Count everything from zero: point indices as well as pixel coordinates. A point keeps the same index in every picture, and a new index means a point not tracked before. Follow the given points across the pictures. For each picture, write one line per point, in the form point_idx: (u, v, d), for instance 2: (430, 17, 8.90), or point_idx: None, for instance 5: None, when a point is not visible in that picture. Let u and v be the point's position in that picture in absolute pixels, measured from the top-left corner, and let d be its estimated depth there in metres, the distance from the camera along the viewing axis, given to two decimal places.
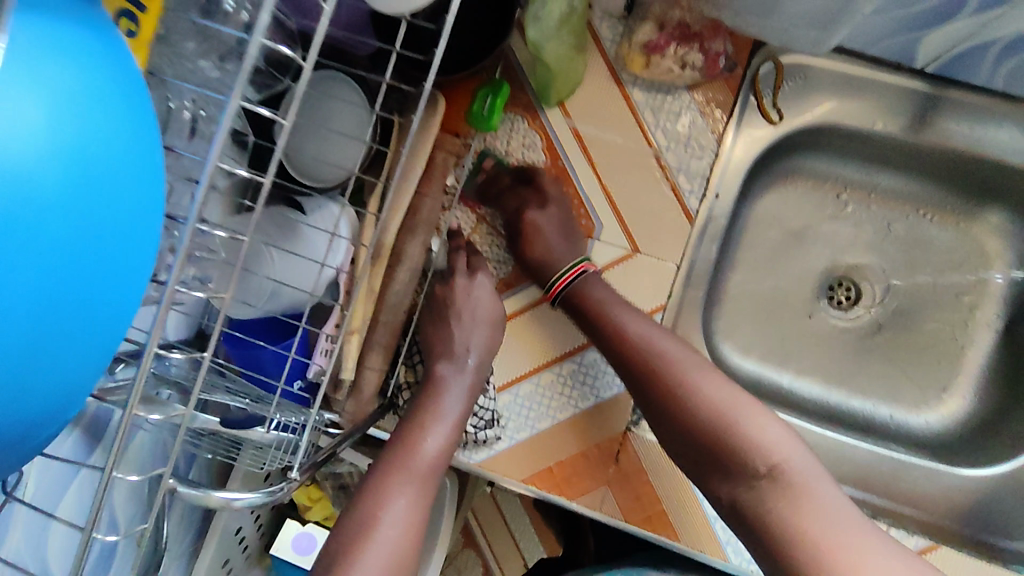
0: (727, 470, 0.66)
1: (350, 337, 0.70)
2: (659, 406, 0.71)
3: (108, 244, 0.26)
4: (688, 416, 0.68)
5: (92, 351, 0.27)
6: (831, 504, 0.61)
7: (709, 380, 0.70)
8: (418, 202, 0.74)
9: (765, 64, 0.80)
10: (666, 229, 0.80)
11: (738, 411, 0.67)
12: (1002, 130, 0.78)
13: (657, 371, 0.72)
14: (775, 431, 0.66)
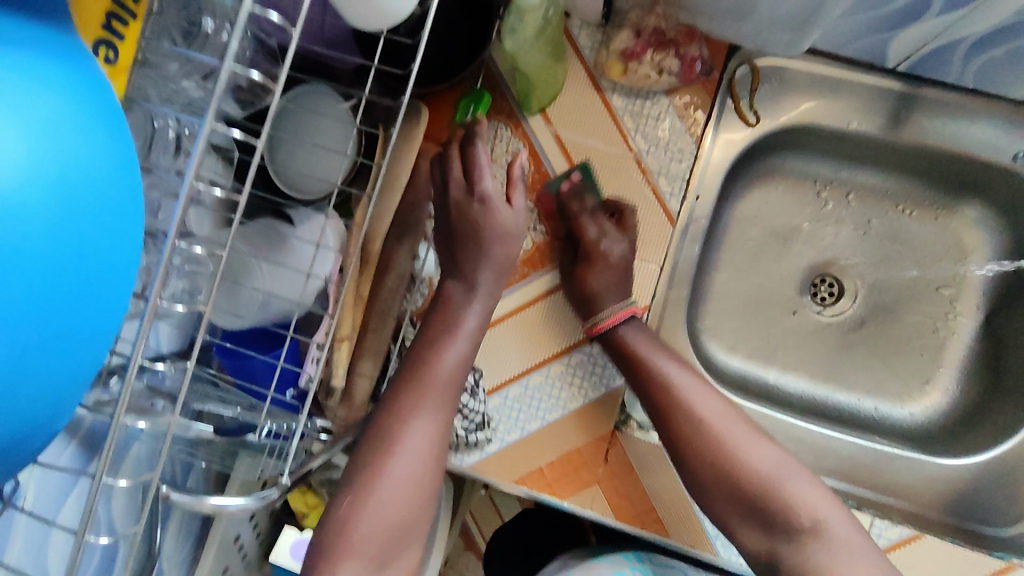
0: (765, 522, 0.68)
1: (340, 345, 0.72)
2: (689, 455, 0.72)
3: (92, 263, 0.28)
4: (727, 467, 0.70)
5: (80, 364, 0.29)
6: (858, 554, 0.64)
7: (747, 434, 0.72)
8: (404, 212, 0.77)
9: (741, 67, 0.81)
10: (649, 231, 0.81)
11: (779, 467, 0.70)
12: (975, 126, 0.80)
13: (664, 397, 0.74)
14: (812, 486, 0.69)
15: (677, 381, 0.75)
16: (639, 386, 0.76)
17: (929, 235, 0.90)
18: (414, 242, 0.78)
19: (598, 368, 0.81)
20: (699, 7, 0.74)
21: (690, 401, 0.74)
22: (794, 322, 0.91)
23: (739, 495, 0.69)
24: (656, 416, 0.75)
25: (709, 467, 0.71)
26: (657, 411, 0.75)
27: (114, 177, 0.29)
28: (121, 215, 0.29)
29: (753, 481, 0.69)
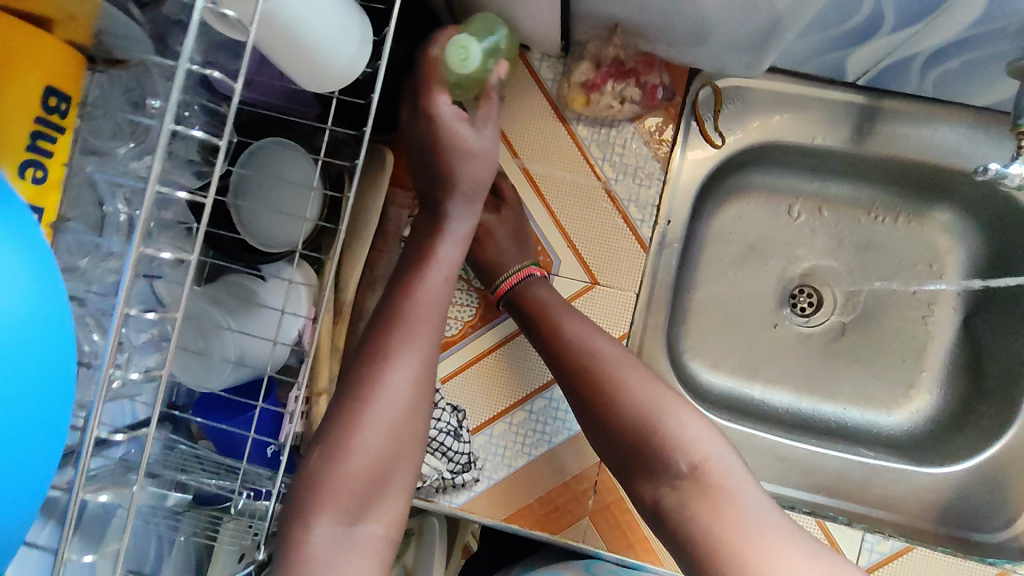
0: (647, 463, 0.65)
1: (318, 398, 0.71)
2: (577, 398, 0.70)
3: (29, 377, 0.29)
4: (611, 407, 0.67)
5: (25, 479, 0.30)
6: (742, 504, 0.61)
7: (628, 371, 0.68)
8: (377, 259, 0.77)
9: (704, 89, 0.82)
10: (623, 258, 0.81)
11: (658, 405, 0.66)
12: (938, 132, 0.80)
13: (580, 352, 0.70)
14: (698, 426, 0.66)
15: (566, 322, 0.72)
16: (531, 331, 0.74)
17: (904, 241, 0.90)
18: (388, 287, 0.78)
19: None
20: (657, 34, 0.74)
21: (581, 342, 0.71)
22: (775, 335, 0.91)
23: (621, 434, 0.66)
24: (548, 361, 0.72)
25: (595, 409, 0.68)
26: (549, 354, 0.72)
27: (46, 291, 0.30)
28: (56, 326, 0.30)
29: (633, 422, 0.66)
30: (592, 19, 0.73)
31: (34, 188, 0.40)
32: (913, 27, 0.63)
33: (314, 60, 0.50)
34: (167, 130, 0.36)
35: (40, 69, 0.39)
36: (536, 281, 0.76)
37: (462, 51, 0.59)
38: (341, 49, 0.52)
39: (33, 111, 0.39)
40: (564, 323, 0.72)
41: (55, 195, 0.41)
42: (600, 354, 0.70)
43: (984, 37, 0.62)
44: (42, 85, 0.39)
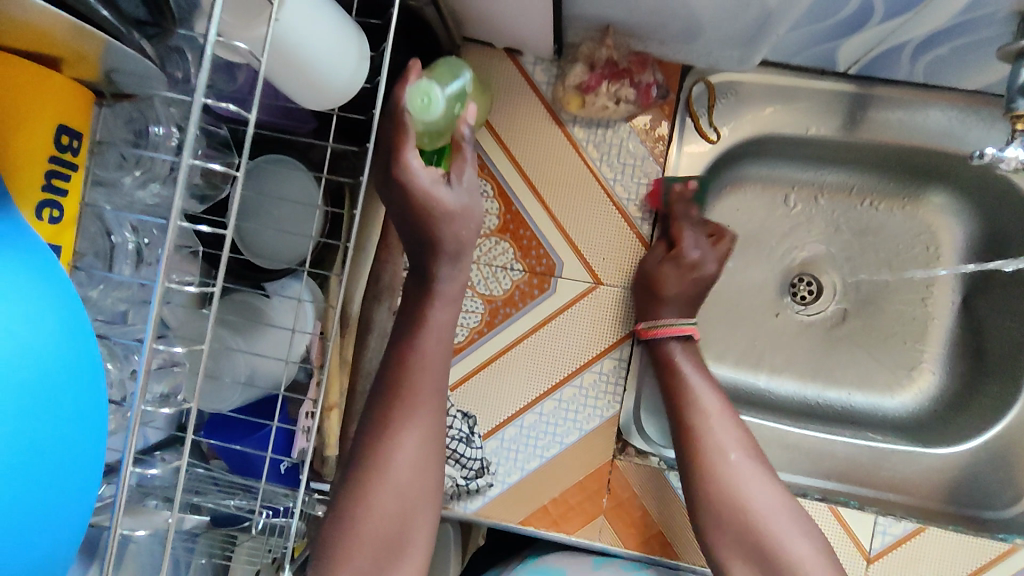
0: (757, 561, 0.69)
1: (329, 413, 0.71)
2: (697, 478, 0.73)
3: (67, 416, 0.29)
4: (736, 502, 0.71)
5: (67, 516, 0.30)
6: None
7: (759, 477, 0.72)
8: (380, 269, 0.77)
9: (697, 85, 0.83)
10: (626, 256, 0.83)
11: (783, 517, 0.70)
12: (929, 116, 0.81)
13: (714, 437, 0.74)
14: (818, 546, 0.69)
15: (708, 405, 0.76)
16: (669, 398, 0.78)
17: (899, 224, 0.91)
18: (393, 298, 0.78)
19: (611, 389, 0.82)
20: (648, 33, 0.74)
21: (715, 428, 0.75)
22: (778, 325, 0.92)
23: (740, 526, 0.70)
24: (677, 435, 0.76)
25: (716, 495, 0.72)
26: (677, 428, 0.76)
27: (69, 321, 0.30)
28: (86, 364, 0.31)
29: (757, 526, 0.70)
30: (583, 21, 0.74)
31: (52, 228, 0.40)
32: (903, 16, 0.63)
33: (314, 80, 0.51)
34: (188, 168, 0.35)
35: (49, 110, 0.38)
36: (691, 346, 0.80)
37: (423, 98, 0.56)
38: (341, 67, 0.52)
39: (47, 152, 0.39)
40: (708, 408, 0.76)
41: (71, 233, 0.42)
42: (732, 445, 0.74)
43: (972, 24, 0.62)
44: (54, 124, 0.39)
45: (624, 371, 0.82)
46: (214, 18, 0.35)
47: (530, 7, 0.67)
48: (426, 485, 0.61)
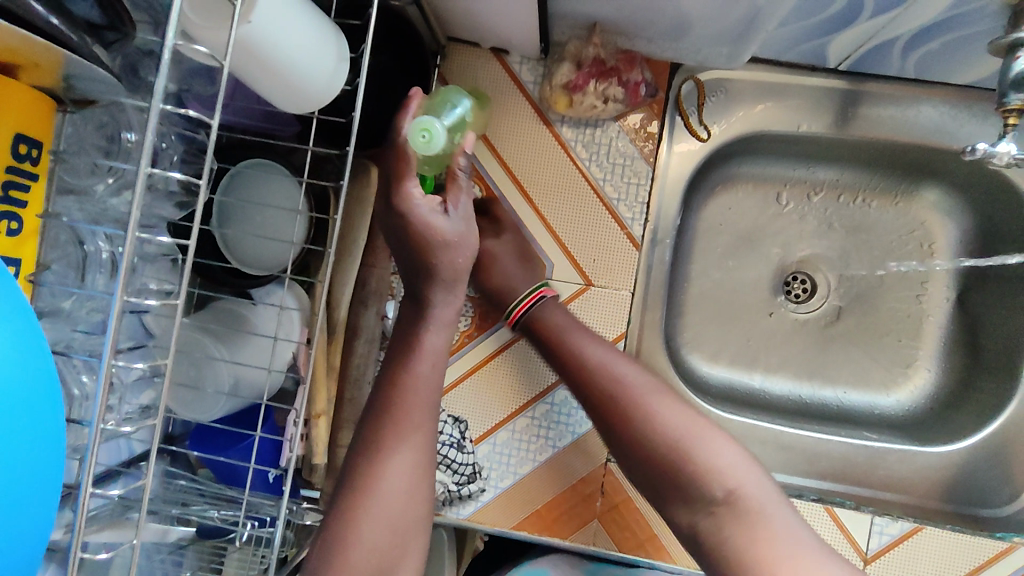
0: (681, 491, 0.65)
1: (318, 421, 0.70)
2: (607, 425, 0.70)
3: (20, 433, 0.28)
4: (639, 431, 0.68)
5: (24, 537, 0.29)
6: (776, 525, 0.61)
7: (664, 408, 0.69)
8: (367, 274, 0.76)
9: (687, 83, 0.82)
10: (617, 257, 0.82)
11: (695, 437, 0.66)
12: (921, 112, 0.80)
13: (602, 380, 0.71)
14: (736, 457, 0.65)
15: (595, 358, 0.72)
16: (557, 365, 0.74)
17: (892, 221, 0.90)
18: (380, 303, 0.77)
19: (543, 430, 0.80)
20: (636, 31, 0.73)
21: (606, 369, 0.72)
22: (771, 324, 0.91)
23: (657, 461, 0.66)
24: (578, 393, 0.73)
25: (630, 437, 0.68)
26: (575, 384, 0.73)
27: (27, 345, 0.29)
28: (44, 380, 0.29)
29: (669, 451, 0.66)
30: (570, 19, 0.73)
31: (9, 241, 0.40)
32: (895, 9, 0.62)
33: (291, 82, 0.49)
34: (145, 177, 0.34)
35: (6, 120, 0.38)
36: (551, 305, 0.77)
37: (425, 135, 0.54)
38: (318, 69, 0.51)
39: (3, 162, 0.38)
40: (589, 354, 0.72)
41: (32, 244, 0.41)
42: (627, 383, 0.71)
43: (965, 17, 0.61)
44: (10, 133, 0.38)
45: None
46: (176, 21, 0.33)
47: (514, 6, 0.66)
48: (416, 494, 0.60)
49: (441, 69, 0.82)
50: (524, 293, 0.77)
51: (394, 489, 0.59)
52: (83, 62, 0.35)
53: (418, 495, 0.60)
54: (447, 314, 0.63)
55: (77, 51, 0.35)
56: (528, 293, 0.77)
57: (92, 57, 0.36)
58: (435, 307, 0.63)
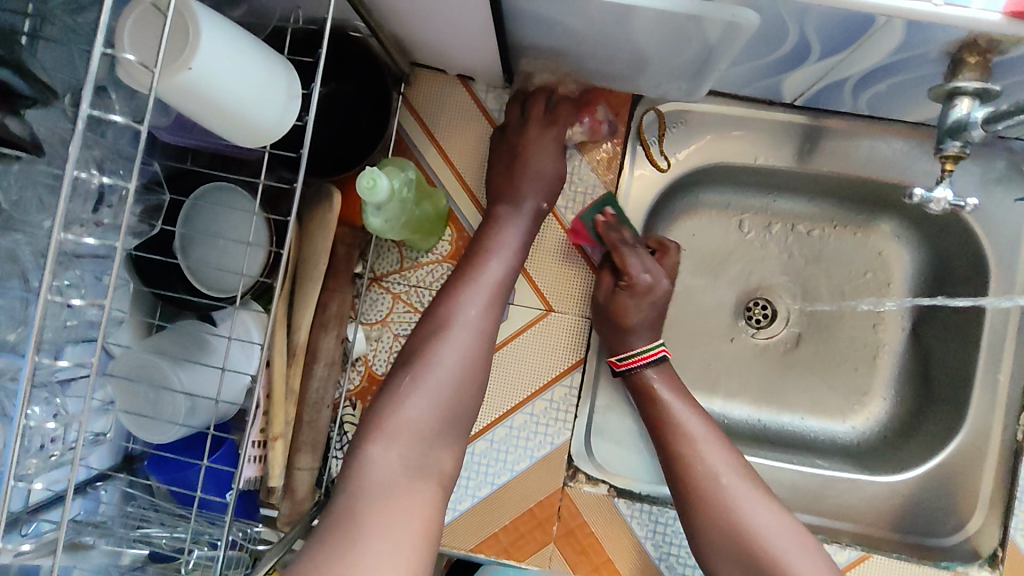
0: None
1: (275, 443, 0.73)
2: (685, 492, 0.71)
3: None
4: (730, 515, 0.68)
5: None
6: None
7: (755, 496, 0.69)
8: (327, 298, 0.77)
9: (648, 114, 0.84)
10: (577, 285, 0.83)
11: (781, 535, 0.66)
12: (873, 146, 0.83)
13: (697, 450, 0.72)
14: (816, 561, 0.65)
15: (695, 432, 0.74)
16: (653, 427, 0.76)
17: (850, 251, 0.91)
18: (340, 327, 0.78)
19: (561, 414, 0.82)
20: (596, 66, 0.76)
21: (700, 444, 0.73)
22: (732, 349, 0.92)
23: (735, 542, 0.67)
24: (664, 455, 0.75)
25: (709, 511, 0.69)
26: (665, 447, 0.74)
27: None
28: None
29: (753, 540, 0.66)
30: (532, 53, 0.75)
31: None
32: (839, 53, 0.64)
33: (230, 112, 0.49)
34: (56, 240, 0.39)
35: None
36: (666, 368, 0.79)
37: (373, 211, 0.63)
38: (264, 107, 0.51)
39: None
40: (689, 424, 0.74)
41: None
42: (721, 463, 0.71)
43: (905, 63, 0.63)
44: None
45: (574, 399, 0.82)
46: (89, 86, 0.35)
47: (473, 37, 0.68)
48: (470, 374, 0.67)
49: (408, 94, 0.83)
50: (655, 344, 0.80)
51: (458, 342, 0.67)
52: None
53: (472, 356, 0.67)
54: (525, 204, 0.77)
55: None
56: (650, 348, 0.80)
57: None
58: (523, 206, 0.77)
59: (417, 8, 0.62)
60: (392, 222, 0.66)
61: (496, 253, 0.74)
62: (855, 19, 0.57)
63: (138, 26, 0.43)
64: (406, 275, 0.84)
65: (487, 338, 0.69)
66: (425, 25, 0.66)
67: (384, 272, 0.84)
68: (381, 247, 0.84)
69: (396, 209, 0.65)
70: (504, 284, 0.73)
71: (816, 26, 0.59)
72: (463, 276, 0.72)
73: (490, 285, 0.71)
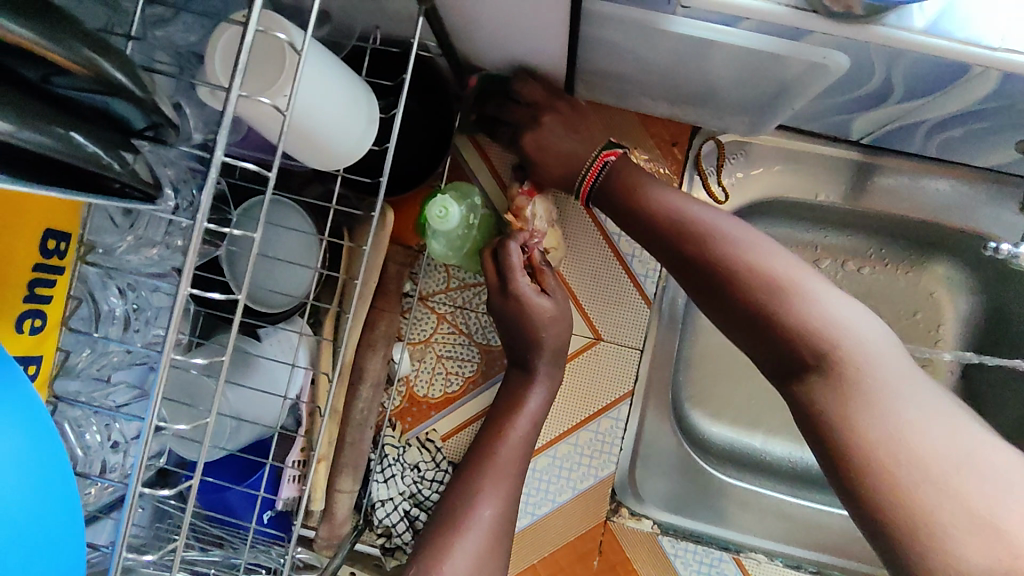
0: (767, 346, 0.57)
1: (319, 466, 0.71)
2: (686, 273, 0.63)
3: (37, 528, 0.30)
4: (731, 290, 0.59)
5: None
6: (882, 395, 0.50)
7: (764, 250, 0.60)
8: (376, 318, 0.75)
9: (707, 143, 0.83)
10: (628, 315, 0.81)
11: (790, 278, 0.58)
12: (933, 186, 0.82)
13: (683, 227, 0.64)
14: (866, 328, 0.55)
15: (686, 209, 0.65)
16: (629, 210, 0.68)
17: (902, 291, 0.90)
18: (388, 347, 0.76)
19: (607, 445, 0.81)
20: (662, 94, 0.74)
21: (685, 216, 0.64)
22: None
23: (742, 319, 0.59)
24: (651, 236, 0.66)
25: (714, 287, 0.61)
26: (657, 238, 0.66)
27: (44, 445, 0.31)
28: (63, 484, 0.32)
29: (781, 326, 0.56)
30: (596, 78, 0.73)
31: (32, 338, 0.40)
32: (924, 97, 0.62)
33: (316, 135, 0.48)
34: (184, 297, 0.35)
35: (40, 216, 0.39)
36: (620, 163, 0.70)
37: (434, 237, 0.63)
38: (347, 131, 0.50)
39: (33, 260, 0.39)
40: (667, 206, 0.65)
41: (54, 340, 0.41)
42: (717, 234, 0.62)
43: (990, 111, 0.62)
44: (42, 230, 0.39)
45: (620, 431, 0.81)
46: (225, 127, 0.33)
47: (544, 61, 0.66)
48: (486, 560, 0.64)
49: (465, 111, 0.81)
50: (592, 156, 0.70)
51: (475, 533, 0.64)
52: (98, 193, 0.32)
53: (485, 545, 0.64)
54: (541, 369, 0.74)
55: (96, 181, 0.31)
56: (592, 159, 0.71)
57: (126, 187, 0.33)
58: (537, 373, 0.74)
59: (492, 32, 0.60)
60: (453, 248, 0.66)
61: (516, 420, 0.72)
62: (949, 67, 0.55)
63: (251, 56, 0.41)
64: (452, 295, 0.82)
65: (503, 534, 0.66)
66: (495, 47, 0.65)
67: (429, 292, 0.82)
68: (429, 266, 0.81)
69: (458, 236, 0.64)
70: (523, 458, 0.71)
71: (905, 70, 0.57)
72: (482, 460, 0.70)
73: (509, 470, 0.69)
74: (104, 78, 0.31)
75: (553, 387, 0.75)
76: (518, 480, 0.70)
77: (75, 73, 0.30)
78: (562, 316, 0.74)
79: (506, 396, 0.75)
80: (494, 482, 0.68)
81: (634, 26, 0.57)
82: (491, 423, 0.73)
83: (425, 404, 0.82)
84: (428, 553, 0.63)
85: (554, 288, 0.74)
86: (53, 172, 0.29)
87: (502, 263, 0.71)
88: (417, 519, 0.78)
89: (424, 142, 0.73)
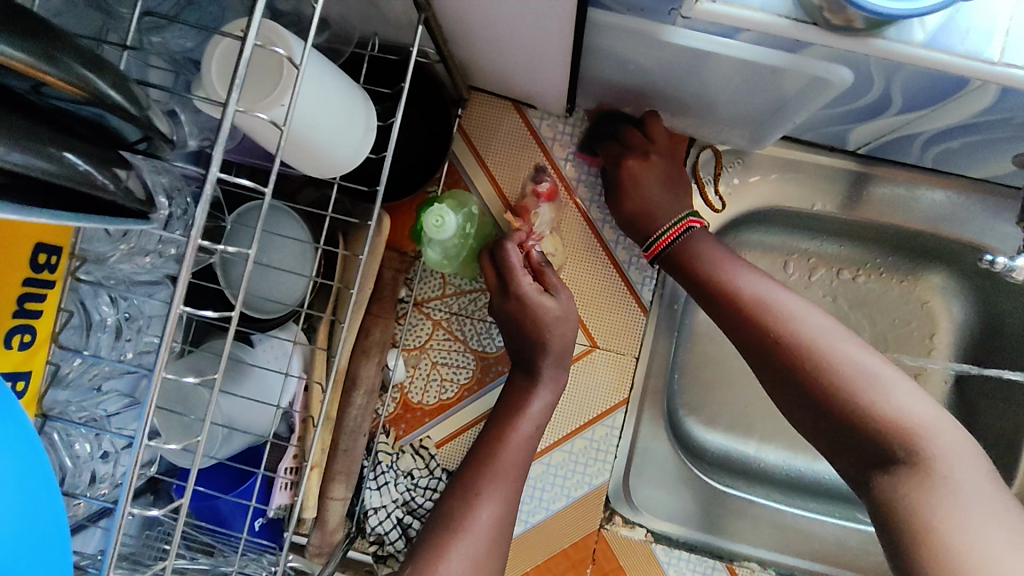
0: (836, 434, 0.60)
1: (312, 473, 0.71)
2: (760, 356, 0.65)
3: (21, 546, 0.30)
4: (804, 376, 0.62)
5: None
6: (965, 492, 0.53)
7: (837, 339, 0.63)
8: (370, 324, 0.75)
9: (704, 153, 0.83)
10: (624, 323, 0.81)
11: (866, 370, 0.60)
12: (928, 197, 0.82)
13: (764, 312, 0.66)
14: (959, 440, 0.57)
15: (762, 294, 0.67)
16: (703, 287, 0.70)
17: (897, 300, 0.90)
18: (382, 354, 0.75)
19: (602, 454, 0.80)
20: (660, 104, 0.74)
21: (762, 301, 0.67)
22: None
23: (811, 403, 0.61)
24: (724, 314, 0.69)
25: (787, 370, 0.63)
26: (732, 318, 0.68)
27: (27, 462, 0.31)
28: (48, 503, 0.31)
29: (862, 423, 0.58)
30: (594, 87, 0.73)
31: (21, 354, 0.39)
32: (923, 109, 0.62)
33: (311, 144, 0.47)
34: (177, 312, 0.34)
35: (30, 231, 0.38)
36: (697, 237, 0.73)
37: (430, 247, 0.62)
38: (345, 140, 0.50)
39: (23, 274, 0.38)
40: (746, 288, 0.68)
41: (43, 354, 0.41)
42: (786, 317, 0.65)
43: (988, 124, 0.62)
44: (32, 244, 0.39)
45: (615, 439, 0.80)
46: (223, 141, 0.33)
47: (542, 69, 0.66)
48: (482, 564, 0.63)
49: (462, 118, 0.81)
50: (672, 222, 0.74)
51: (473, 538, 0.64)
52: (98, 211, 0.32)
53: (483, 551, 0.64)
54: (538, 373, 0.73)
55: (94, 200, 0.31)
56: (674, 223, 0.74)
57: (122, 204, 0.33)
58: (534, 379, 0.74)
59: (490, 40, 0.60)
60: (449, 257, 0.65)
61: (514, 427, 0.71)
62: (947, 82, 0.55)
63: (249, 68, 0.40)
64: (448, 301, 0.82)
65: (499, 542, 0.66)
66: (493, 54, 0.64)
67: (425, 298, 0.82)
68: (424, 272, 0.81)
69: (456, 243, 0.64)
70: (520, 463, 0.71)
71: (903, 84, 0.57)
72: (482, 464, 0.69)
73: (508, 475, 0.69)
74: (98, 96, 0.30)
75: (557, 390, 0.74)
76: (516, 486, 0.69)
77: (74, 92, 0.29)
78: (563, 319, 0.73)
79: (505, 403, 0.74)
80: (492, 485, 0.68)
81: (635, 37, 0.57)
82: (489, 430, 0.73)
83: (419, 411, 0.81)
84: (424, 561, 0.62)
85: (557, 286, 0.74)
86: (47, 194, 0.29)
87: (500, 265, 0.72)
88: (410, 527, 0.78)
89: (421, 150, 0.73)
